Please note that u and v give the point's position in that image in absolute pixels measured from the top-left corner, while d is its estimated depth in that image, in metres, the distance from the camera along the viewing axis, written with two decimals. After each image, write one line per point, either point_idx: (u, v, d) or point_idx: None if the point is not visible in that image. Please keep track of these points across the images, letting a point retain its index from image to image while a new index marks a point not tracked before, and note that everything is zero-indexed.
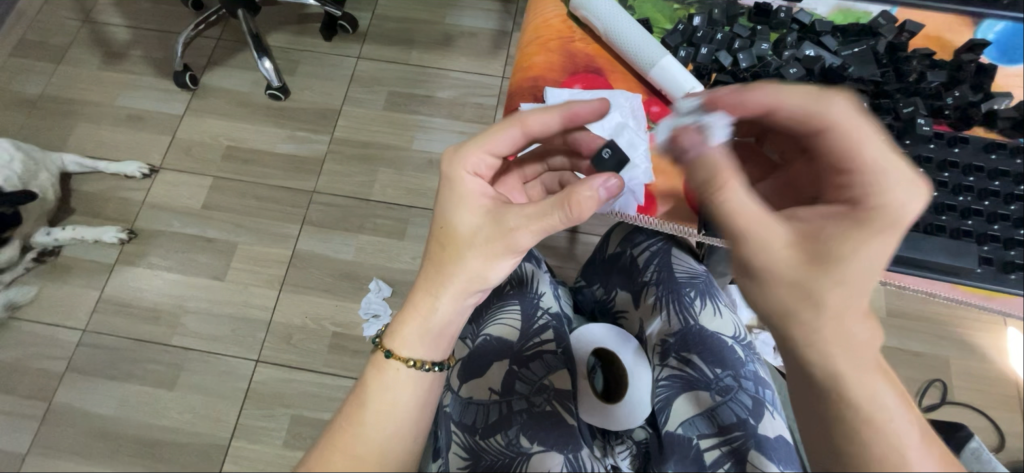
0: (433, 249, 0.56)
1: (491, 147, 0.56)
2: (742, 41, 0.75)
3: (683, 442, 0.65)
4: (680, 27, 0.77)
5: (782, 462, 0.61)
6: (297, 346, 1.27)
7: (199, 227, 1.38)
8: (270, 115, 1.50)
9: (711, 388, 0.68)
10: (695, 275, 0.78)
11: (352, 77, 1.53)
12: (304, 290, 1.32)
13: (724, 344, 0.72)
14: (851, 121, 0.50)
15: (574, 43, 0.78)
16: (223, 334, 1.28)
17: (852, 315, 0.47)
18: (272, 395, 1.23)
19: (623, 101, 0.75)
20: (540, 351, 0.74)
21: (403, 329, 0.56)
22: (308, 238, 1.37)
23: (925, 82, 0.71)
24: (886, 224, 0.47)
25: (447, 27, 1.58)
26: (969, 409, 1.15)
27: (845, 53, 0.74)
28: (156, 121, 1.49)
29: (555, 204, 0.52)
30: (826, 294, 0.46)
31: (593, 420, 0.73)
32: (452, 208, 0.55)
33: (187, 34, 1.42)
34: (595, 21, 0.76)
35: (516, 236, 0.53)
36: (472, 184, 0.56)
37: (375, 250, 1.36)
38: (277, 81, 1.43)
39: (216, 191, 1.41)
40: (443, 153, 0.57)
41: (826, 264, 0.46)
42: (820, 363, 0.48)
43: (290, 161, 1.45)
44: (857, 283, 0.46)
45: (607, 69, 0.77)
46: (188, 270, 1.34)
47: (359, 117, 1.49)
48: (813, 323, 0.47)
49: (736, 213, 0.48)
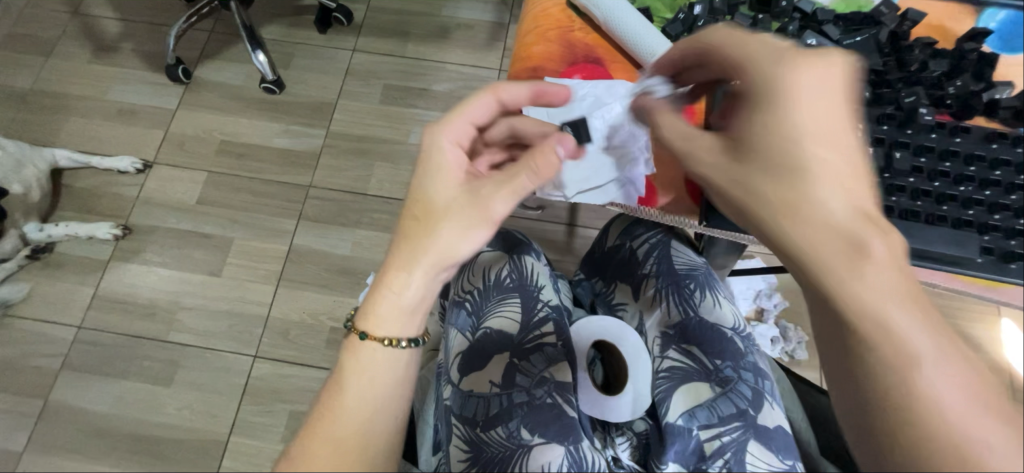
0: (408, 221, 0.56)
1: (471, 115, 0.61)
2: (744, 30, 0.74)
3: (683, 433, 0.61)
4: (680, 16, 0.76)
5: (786, 454, 0.57)
6: (295, 341, 1.27)
7: (195, 223, 1.37)
8: (265, 109, 1.48)
9: (711, 379, 0.65)
10: (695, 267, 0.77)
11: (347, 71, 1.52)
12: (302, 285, 1.32)
13: (724, 335, 0.69)
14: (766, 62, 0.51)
15: (574, 33, 0.77)
16: (220, 329, 1.27)
17: (825, 223, 0.47)
18: (270, 391, 1.23)
19: (623, 91, 0.74)
20: (540, 344, 0.73)
21: (377, 308, 0.55)
22: (304, 233, 1.36)
23: (927, 71, 0.71)
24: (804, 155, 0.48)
25: (444, 20, 1.57)
26: None
27: (847, 42, 0.73)
28: (149, 115, 1.47)
29: (524, 164, 0.57)
30: (774, 215, 0.49)
31: (595, 413, 0.70)
32: (427, 177, 0.57)
33: (179, 27, 1.40)
34: (596, 11, 0.75)
35: (486, 191, 0.56)
36: (454, 159, 0.58)
37: (373, 245, 1.36)
38: (271, 74, 1.43)
39: (211, 187, 1.40)
40: (428, 125, 0.59)
41: (757, 170, 0.50)
42: (803, 270, 0.49)
43: (286, 155, 1.43)
44: (817, 203, 0.48)
45: (608, 60, 0.76)
46: (184, 266, 1.33)
47: (355, 111, 1.48)
48: (780, 225, 0.49)
49: (682, 144, 0.57)
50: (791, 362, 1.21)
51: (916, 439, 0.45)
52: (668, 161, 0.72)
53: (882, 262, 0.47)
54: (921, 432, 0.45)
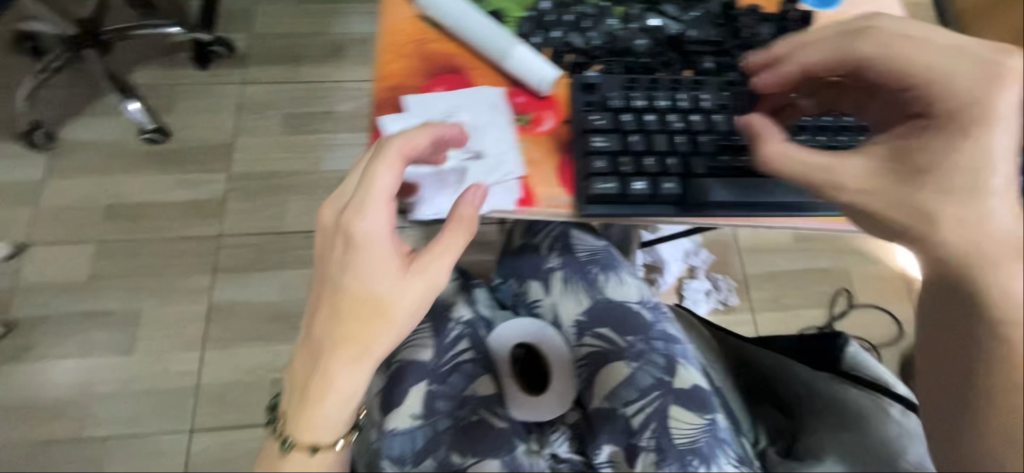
0: (351, 328, 0.52)
1: (388, 193, 0.54)
2: (589, 19, 0.70)
3: (611, 415, 0.63)
4: (531, 13, 0.71)
5: (706, 409, 0.59)
6: (234, 403, 1.18)
7: (93, 301, 1.23)
8: (151, 161, 1.35)
9: (627, 356, 0.66)
10: (596, 251, 0.78)
11: (239, 106, 1.41)
12: (231, 342, 1.22)
13: (631, 310, 0.71)
14: (892, 51, 0.47)
15: (429, 45, 0.71)
16: (145, 411, 1.15)
17: (981, 205, 0.42)
18: (216, 462, 1.13)
19: (485, 98, 0.68)
20: (458, 363, 0.70)
21: (320, 420, 0.52)
22: (223, 287, 1.26)
23: (759, 36, 0.70)
24: (951, 124, 0.44)
25: (335, 37, 1.50)
26: (871, 308, 1.31)
27: (685, 18, 0.71)
28: (13, 191, 1.29)
29: (456, 231, 0.56)
30: (939, 206, 0.42)
31: (525, 417, 0.68)
32: (356, 272, 0.53)
33: (28, 87, 1.28)
34: (445, 19, 0.70)
35: (427, 268, 0.54)
36: (384, 244, 0.53)
37: (303, 283, 1.28)
38: (149, 122, 1.31)
39: (104, 257, 1.26)
40: (346, 215, 0.53)
41: (935, 182, 0.43)
42: (958, 266, 0.42)
43: (186, 207, 1.32)
44: (963, 190, 0.42)
45: (468, 67, 0.70)
46: (88, 351, 1.19)
47: (256, 147, 1.38)
48: (929, 236, 0.43)
49: (787, 156, 0.50)
50: (726, 309, 1.30)
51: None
52: (542, 159, 0.64)
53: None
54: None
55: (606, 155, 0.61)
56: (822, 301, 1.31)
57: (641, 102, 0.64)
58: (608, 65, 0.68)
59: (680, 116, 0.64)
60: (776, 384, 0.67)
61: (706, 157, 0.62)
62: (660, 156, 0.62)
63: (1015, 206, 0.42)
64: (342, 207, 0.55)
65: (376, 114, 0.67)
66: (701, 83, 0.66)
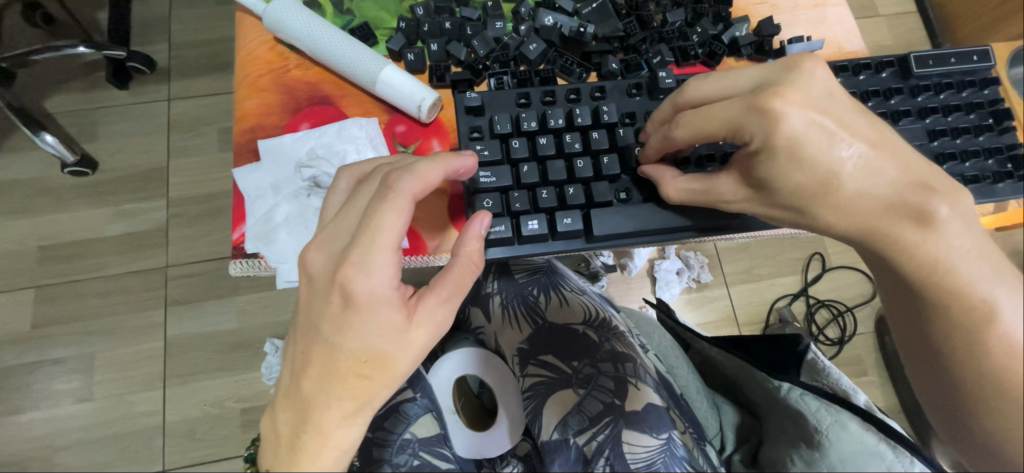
0: (350, 385, 0.49)
1: (389, 243, 0.49)
2: (472, 25, 0.68)
3: (562, 447, 0.61)
4: (402, 25, 0.67)
5: (658, 429, 0.56)
6: (204, 438, 1.14)
7: (41, 350, 1.17)
8: (82, 195, 1.26)
9: (574, 383, 0.66)
10: (537, 270, 0.78)
11: (169, 125, 1.32)
12: (193, 376, 1.18)
13: (576, 333, 0.71)
14: (693, 119, 0.53)
15: (291, 73, 0.67)
16: (112, 457, 1.12)
17: (842, 192, 0.50)
18: None
19: (358, 131, 0.66)
20: (395, 405, 0.67)
21: None
22: (177, 320, 1.21)
23: (668, 25, 0.69)
24: (778, 148, 0.49)
25: None
26: (845, 270, 1.28)
27: (585, 11, 0.69)
28: None
29: (457, 275, 0.53)
30: (815, 208, 0.51)
31: (476, 454, 0.68)
32: (354, 329, 0.49)
33: None
34: (299, 43, 0.65)
35: (428, 317, 0.51)
36: (385, 298, 0.49)
37: (261, 308, 1.23)
38: (71, 155, 1.19)
39: (46, 303, 1.19)
40: (343, 270, 0.48)
41: (784, 190, 0.51)
42: (840, 234, 0.52)
43: (126, 240, 1.24)
44: (813, 186, 0.50)
45: (337, 95, 0.67)
46: (44, 401, 1.15)
47: (193, 168, 1.30)
48: (833, 217, 0.51)
49: (681, 194, 0.57)
50: (699, 286, 1.27)
51: (1013, 390, 0.48)
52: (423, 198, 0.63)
53: (900, 196, 0.49)
54: (1015, 379, 0.48)
55: (493, 194, 0.59)
56: (795, 268, 1.29)
57: (534, 122, 0.61)
58: (499, 77, 0.65)
59: (579, 134, 0.62)
60: (740, 384, 0.66)
61: (608, 181, 0.62)
62: (559, 184, 0.61)
63: (872, 172, 0.50)
64: (336, 258, 0.50)
65: (239, 161, 0.64)
66: (602, 92, 0.64)
